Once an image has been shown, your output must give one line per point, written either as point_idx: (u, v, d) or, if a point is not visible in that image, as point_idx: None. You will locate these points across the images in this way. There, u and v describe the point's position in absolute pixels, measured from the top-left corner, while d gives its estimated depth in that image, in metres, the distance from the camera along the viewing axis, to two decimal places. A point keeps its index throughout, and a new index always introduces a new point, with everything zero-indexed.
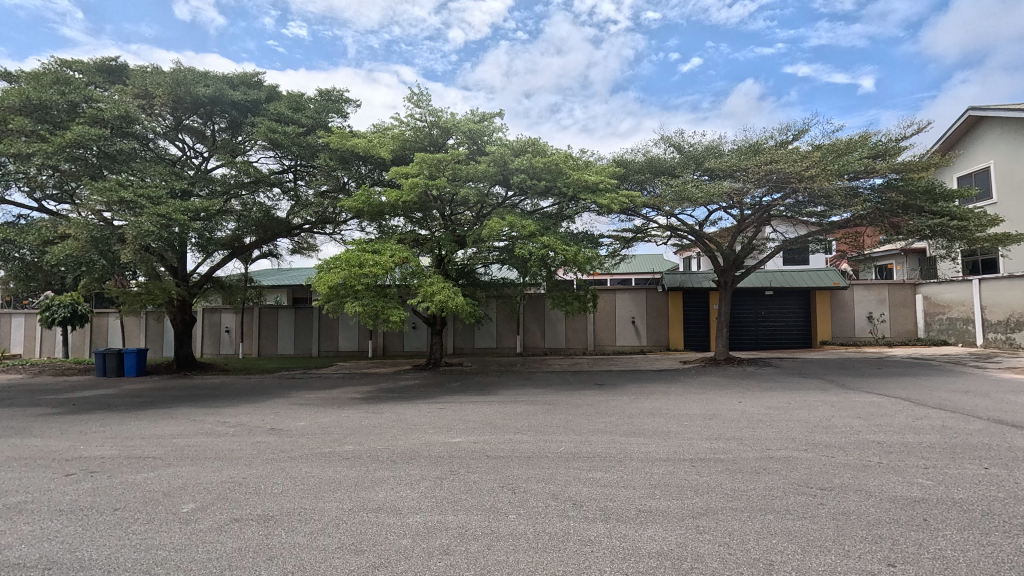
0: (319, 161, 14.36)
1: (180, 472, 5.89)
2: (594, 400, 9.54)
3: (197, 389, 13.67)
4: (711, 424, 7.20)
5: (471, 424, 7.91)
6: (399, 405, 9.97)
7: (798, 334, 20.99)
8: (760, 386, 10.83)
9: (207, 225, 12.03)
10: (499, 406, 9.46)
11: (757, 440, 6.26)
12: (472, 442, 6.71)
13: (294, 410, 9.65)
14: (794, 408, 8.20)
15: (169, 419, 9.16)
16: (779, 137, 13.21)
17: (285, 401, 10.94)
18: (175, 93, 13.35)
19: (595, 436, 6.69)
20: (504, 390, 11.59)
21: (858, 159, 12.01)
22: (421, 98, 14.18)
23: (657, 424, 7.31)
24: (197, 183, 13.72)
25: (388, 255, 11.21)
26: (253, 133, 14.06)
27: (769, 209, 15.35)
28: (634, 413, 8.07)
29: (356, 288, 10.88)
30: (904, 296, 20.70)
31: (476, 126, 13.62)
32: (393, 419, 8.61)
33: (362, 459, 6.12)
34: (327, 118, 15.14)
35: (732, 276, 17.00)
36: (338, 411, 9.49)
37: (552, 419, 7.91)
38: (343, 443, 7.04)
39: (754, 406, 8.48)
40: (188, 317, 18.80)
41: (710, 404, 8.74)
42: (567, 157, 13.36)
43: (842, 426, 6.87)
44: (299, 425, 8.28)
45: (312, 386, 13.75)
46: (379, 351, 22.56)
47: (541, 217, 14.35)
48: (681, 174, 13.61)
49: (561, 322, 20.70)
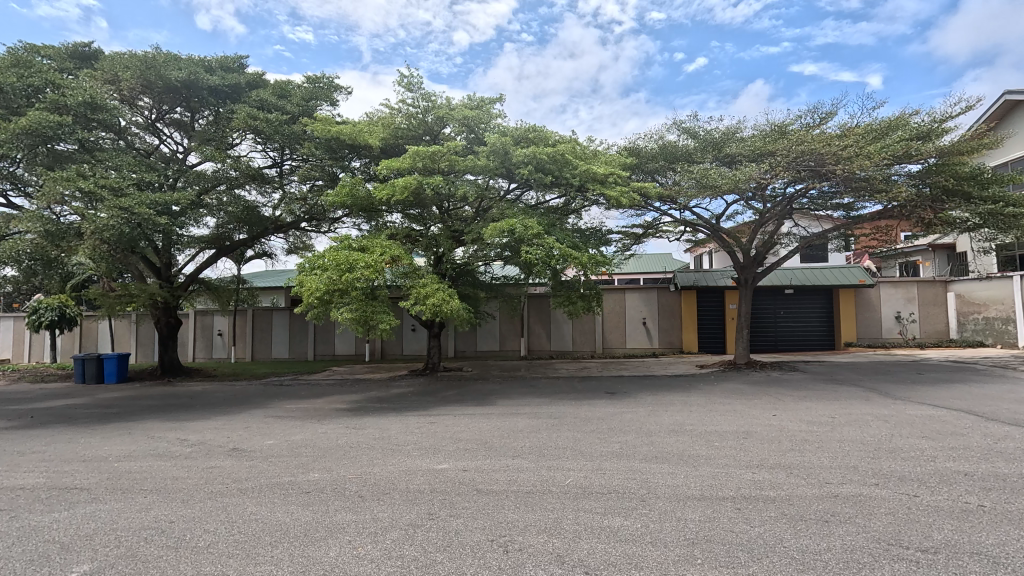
0: (304, 150, 13.28)
1: (98, 511, 4.79)
2: (605, 413, 8.40)
3: (174, 399, 12.61)
4: (748, 445, 6.04)
5: (463, 444, 6.79)
6: (387, 418, 8.88)
7: (820, 335, 19.72)
8: (793, 395, 9.61)
9: (178, 221, 11.01)
10: (497, 419, 8.34)
11: (810, 469, 5.07)
12: (461, 470, 5.57)
13: (268, 425, 8.58)
14: (842, 423, 7.00)
15: (125, 436, 8.10)
16: (808, 119, 11.82)
17: (262, 413, 9.85)
18: (144, 76, 12.29)
19: (610, 462, 5.54)
20: (504, 399, 10.47)
21: (897, 141, 10.70)
22: (413, 82, 13.10)
23: (682, 445, 6.15)
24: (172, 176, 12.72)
25: (378, 254, 10.05)
26: (233, 122, 13.05)
27: (793, 200, 14.10)
28: (655, 431, 6.92)
29: (344, 290, 9.63)
30: (936, 294, 19.32)
31: (473, 112, 12.41)
32: (375, 436, 7.51)
33: (324, 494, 4.99)
34: (315, 106, 14.14)
35: (752, 273, 15.67)
36: (316, 426, 8.40)
37: (558, 438, 6.76)
38: (309, 469, 5.94)
39: (794, 421, 7.29)
40: (173, 320, 17.74)
41: (740, 419, 7.57)
42: (573, 145, 12.19)
43: (910, 449, 5.67)
44: (266, 445, 7.20)
45: (298, 394, 12.68)
46: (377, 355, 21.51)
47: (545, 211, 13.20)
48: (699, 162, 12.40)
49: (567, 323, 19.56)
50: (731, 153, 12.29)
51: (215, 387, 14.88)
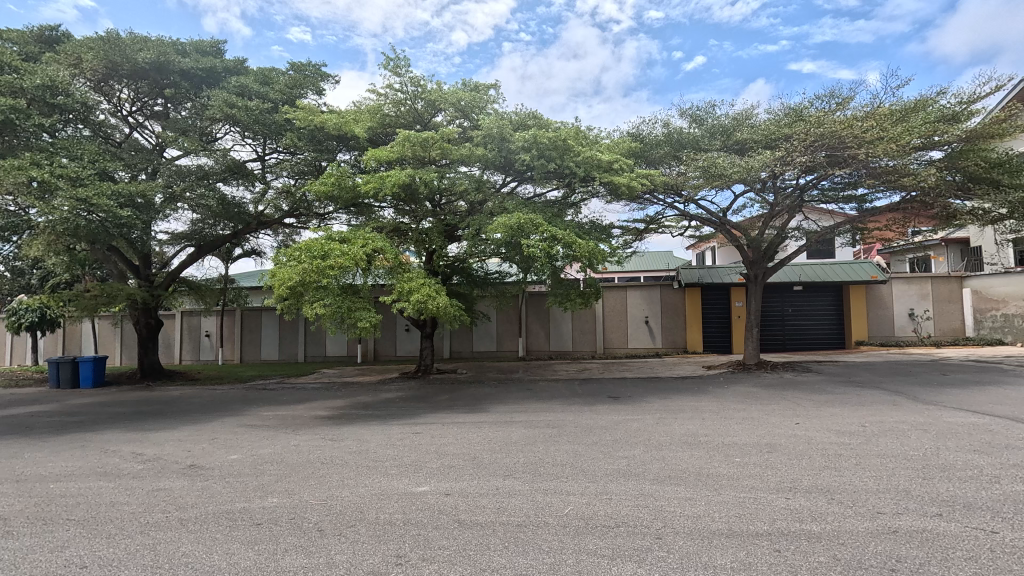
0: (287, 140, 12.42)
1: (3, 551, 3.98)
2: (608, 421, 7.60)
3: (145, 405, 11.75)
4: (775, 462, 5.26)
5: (450, 460, 5.99)
6: (370, 427, 8.08)
7: (829, 333, 18.94)
8: (813, 400, 8.82)
9: (145, 215, 10.21)
10: (490, 429, 7.55)
11: (853, 494, 4.29)
12: (443, 495, 4.78)
13: (237, 436, 7.78)
14: (878, 434, 6.21)
15: (76, 450, 7.28)
16: (826, 102, 10.96)
17: (234, 422, 9.03)
18: (110, 59, 11.43)
19: (616, 485, 4.75)
20: (498, 404, 9.68)
21: (921, 121, 9.90)
22: (402, 66, 12.24)
23: (698, 462, 5.35)
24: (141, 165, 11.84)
25: (359, 245, 9.17)
26: (209, 109, 12.20)
27: (805, 191, 13.31)
28: (665, 443, 6.13)
29: (318, 284, 8.79)
30: (951, 290, 18.54)
31: (467, 95, 11.45)
32: (351, 450, 6.71)
33: (277, 527, 4.19)
34: (301, 94, 13.30)
35: (761, 268, 14.86)
36: (289, 437, 7.60)
37: (556, 453, 5.97)
38: (268, 492, 5.15)
39: (822, 431, 6.50)
40: (153, 321, 16.87)
41: (760, 429, 6.79)
42: (575, 131, 11.36)
43: (966, 467, 4.87)
44: (228, 461, 6.40)
45: (280, 400, 11.85)
46: (369, 356, 20.72)
47: (544, 205, 12.31)
48: (710, 150, 11.57)
49: (566, 322, 18.78)
50: (744, 139, 11.44)
51: (194, 391, 14.07)
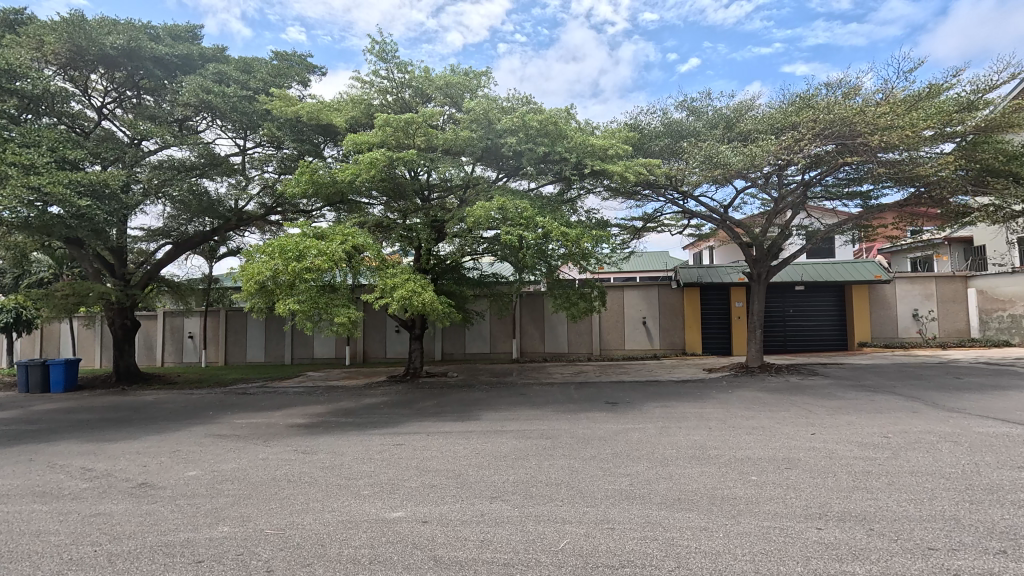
0: (265, 131, 11.69)
1: None
2: (607, 431, 6.99)
3: (113, 412, 11.00)
4: (798, 482, 4.65)
5: (432, 478, 5.35)
6: (348, 438, 7.41)
7: (831, 334, 18.44)
8: (824, 406, 8.23)
9: (107, 207, 9.52)
10: (478, 440, 6.91)
11: (895, 524, 3.69)
12: (419, 523, 4.14)
13: (201, 448, 7.10)
14: (904, 447, 5.62)
15: (19, 465, 6.56)
16: (835, 87, 10.34)
17: (203, 431, 8.34)
18: (74, 40, 10.64)
19: (618, 512, 4.14)
20: (489, 411, 9.05)
21: (935, 109, 9.34)
22: (387, 51, 11.54)
23: (711, 481, 4.74)
24: (105, 153, 11.08)
25: (338, 242, 8.45)
26: (181, 95, 11.44)
27: (810, 186, 12.77)
28: (671, 458, 5.53)
29: (293, 283, 8.09)
30: (956, 290, 18.05)
31: (455, 79, 10.77)
32: (324, 465, 6.06)
33: (219, 566, 3.54)
34: (285, 83, 12.63)
35: (765, 267, 14.33)
36: (258, 449, 6.92)
37: (549, 470, 5.35)
38: (221, 519, 4.49)
39: (842, 444, 5.91)
40: (129, 322, 16.08)
41: (773, 440, 6.20)
42: (569, 118, 10.78)
43: (1015, 488, 4.28)
44: (184, 478, 5.73)
45: (257, 405, 11.15)
46: (358, 358, 20.06)
47: (539, 199, 11.60)
48: (713, 139, 11.01)
49: (562, 323, 18.18)
50: (747, 129, 10.87)
51: (169, 396, 13.33)
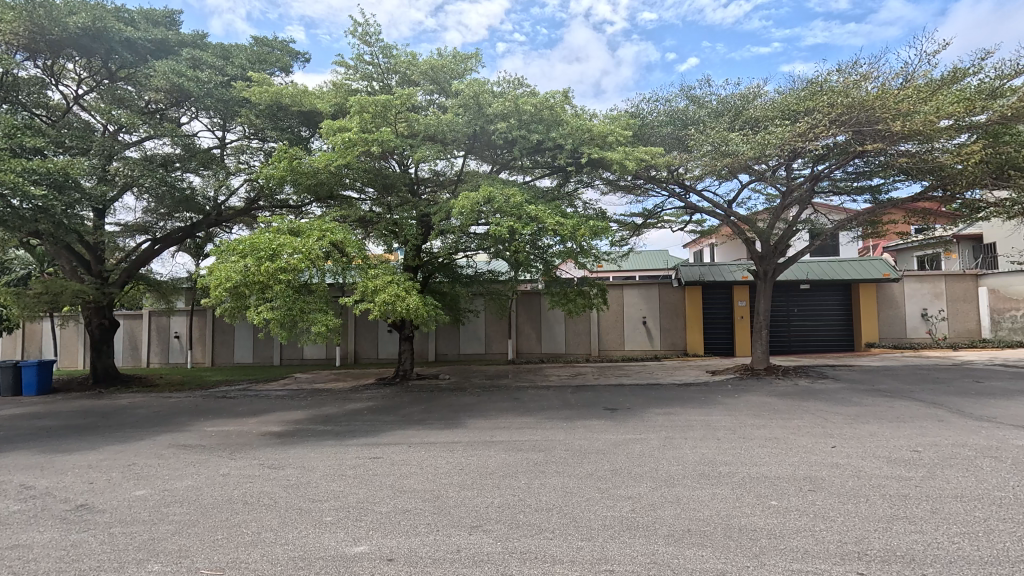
0: (242, 118, 11.02)
1: None
2: (606, 443, 6.35)
3: (80, 418, 10.32)
4: (826, 510, 4.01)
5: (407, 501, 4.70)
6: (322, 449, 6.76)
7: (837, 335, 17.83)
8: (841, 414, 7.61)
9: (65, 198, 8.89)
10: (464, 452, 6.27)
11: (953, 569, 3.06)
12: (383, 563, 3.50)
13: (160, 462, 6.45)
14: (942, 464, 4.98)
15: None
16: (849, 71, 9.67)
17: (167, 441, 7.68)
18: (32, 21, 9.92)
19: (618, 548, 3.50)
20: (478, 418, 8.44)
21: (957, 96, 8.70)
22: (371, 33, 10.89)
23: (728, 509, 4.08)
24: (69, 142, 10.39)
25: (314, 236, 7.75)
26: (151, 79, 10.73)
27: (819, 179, 12.13)
28: (678, 477, 4.89)
29: (265, 286, 7.38)
30: (967, 289, 17.45)
31: (442, 63, 10.14)
32: (290, 482, 5.40)
33: None
34: (265, 68, 12.00)
35: (772, 266, 13.64)
36: (221, 463, 6.25)
37: (541, 492, 4.70)
38: (155, 553, 3.84)
39: (868, 459, 5.28)
40: (107, 320, 15.39)
41: (792, 455, 5.57)
42: (564, 104, 10.18)
43: None
44: (129, 500, 5.07)
45: (235, 411, 10.50)
46: (349, 359, 19.45)
47: (534, 191, 10.99)
48: (717, 128, 10.39)
49: (559, 323, 17.56)
50: (754, 118, 10.21)
51: (146, 400, 12.68)
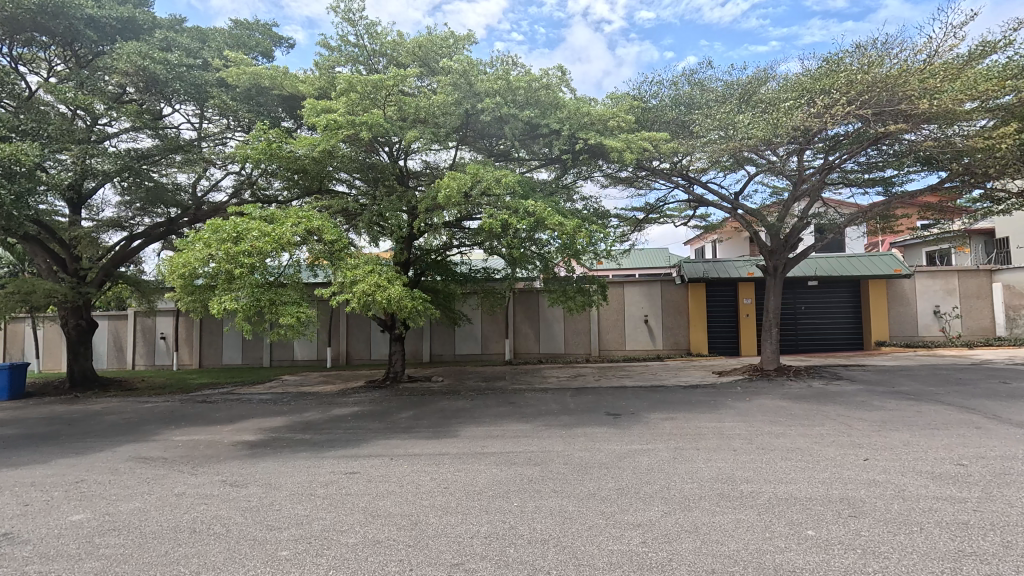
0: (216, 102, 10.35)
1: None
2: (610, 455, 5.69)
3: (44, 426, 9.63)
4: (875, 544, 3.35)
5: (380, 529, 4.02)
6: (294, 463, 6.08)
7: (846, 333, 17.19)
8: (865, 420, 6.95)
9: (17, 186, 8.23)
10: (451, 467, 5.59)
11: None
12: None
13: (111, 478, 5.77)
14: (999, 483, 4.31)
15: None
16: (866, 49, 9.03)
17: (128, 452, 7.00)
18: None
19: None
20: (470, 426, 7.78)
21: (986, 74, 8.07)
22: (356, 12, 10.24)
23: (759, 543, 3.41)
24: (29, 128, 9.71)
25: (287, 223, 7.11)
26: (118, 60, 10.04)
27: (831, 170, 11.50)
28: (696, 499, 4.23)
29: (231, 275, 6.69)
30: (981, 286, 16.79)
31: (431, 42, 9.49)
32: (249, 505, 4.73)
33: None
34: (247, 53, 11.38)
35: (782, 260, 12.96)
36: (179, 480, 5.58)
37: (537, 518, 4.03)
38: None
39: (909, 476, 4.61)
40: (84, 321, 14.67)
41: (822, 471, 4.90)
42: (561, 87, 9.53)
43: None
44: (60, 527, 4.39)
45: (212, 417, 9.82)
46: (341, 360, 18.78)
47: (531, 181, 10.33)
48: (724, 110, 9.73)
49: (558, 322, 16.91)
50: (765, 100, 9.53)
51: (121, 405, 11.98)
